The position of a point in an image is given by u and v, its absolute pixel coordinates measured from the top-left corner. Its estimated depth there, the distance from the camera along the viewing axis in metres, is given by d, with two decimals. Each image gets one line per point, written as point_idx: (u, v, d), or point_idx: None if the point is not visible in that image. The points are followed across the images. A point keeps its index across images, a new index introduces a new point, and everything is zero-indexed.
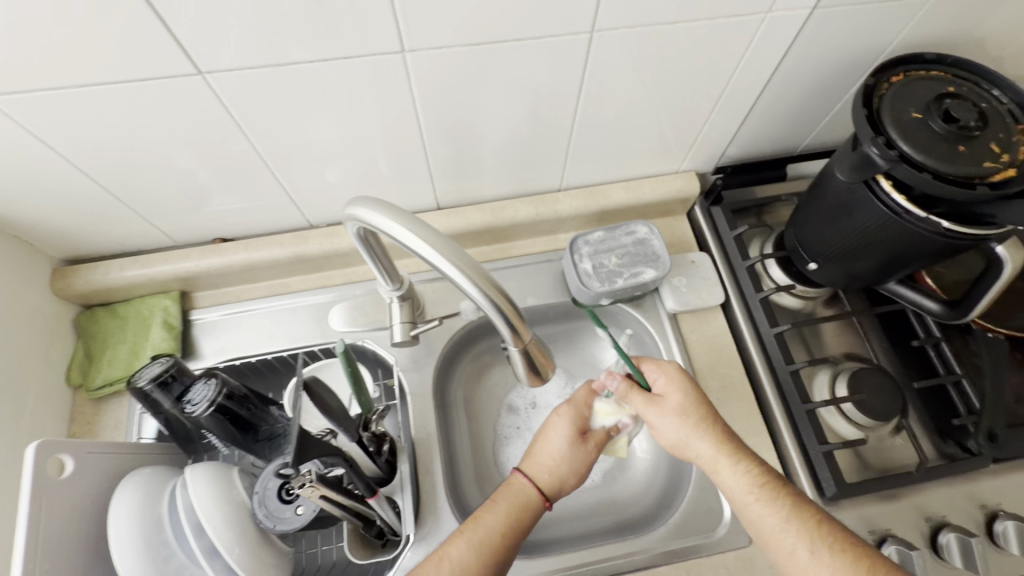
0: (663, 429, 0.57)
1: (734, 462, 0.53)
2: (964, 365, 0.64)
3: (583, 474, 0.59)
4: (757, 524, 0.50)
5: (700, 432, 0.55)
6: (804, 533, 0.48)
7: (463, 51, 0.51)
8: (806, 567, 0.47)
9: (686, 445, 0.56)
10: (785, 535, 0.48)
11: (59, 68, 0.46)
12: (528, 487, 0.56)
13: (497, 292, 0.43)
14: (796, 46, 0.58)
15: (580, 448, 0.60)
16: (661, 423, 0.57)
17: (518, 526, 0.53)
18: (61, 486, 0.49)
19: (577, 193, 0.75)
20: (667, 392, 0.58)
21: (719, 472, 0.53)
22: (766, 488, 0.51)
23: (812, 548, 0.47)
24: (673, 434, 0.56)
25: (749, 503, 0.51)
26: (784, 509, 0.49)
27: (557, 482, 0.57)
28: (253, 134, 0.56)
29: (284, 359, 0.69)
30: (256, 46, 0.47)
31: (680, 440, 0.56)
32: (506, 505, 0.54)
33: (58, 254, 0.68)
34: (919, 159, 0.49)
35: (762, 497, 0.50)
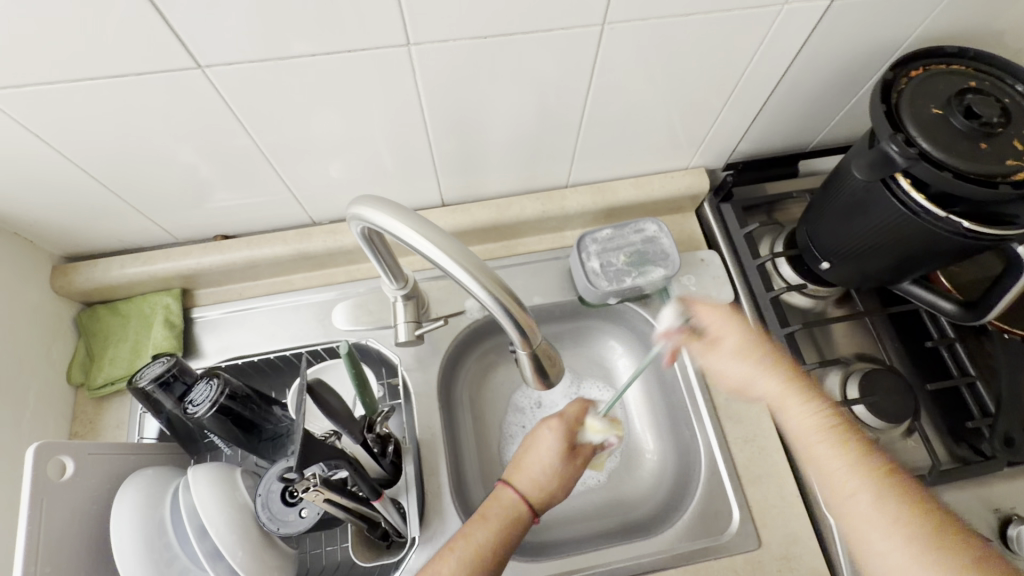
0: (727, 365, 0.55)
1: (803, 401, 0.51)
2: (978, 366, 0.63)
3: (566, 492, 0.57)
4: (818, 467, 0.48)
5: (764, 366, 0.53)
6: (869, 476, 0.45)
7: (469, 43, 0.50)
8: (864, 511, 0.44)
9: (750, 382, 0.54)
10: (846, 475, 0.46)
11: (55, 62, 0.44)
12: (518, 502, 0.54)
13: (505, 294, 0.41)
14: (812, 39, 0.57)
15: (569, 465, 0.57)
16: (724, 362, 0.55)
17: (506, 544, 0.51)
18: (61, 487, 0.48)
19: (585, 190, 0.73)
20: (721, 333, 0.56)
21: (786, 409, 0.51)
22: (836, 430, 0.48)
23: (876, 492, 0.44)
24: (738, 369, 0.55)
25: (813, 443, 0.49)
26: (850, 448, 0.47)
27: (547, 496, 0.55)
28: (255, 128, 0.55)
29: (287, 359, 0.68)
30: (258, 39, 0.46)
31: (744, 380, 0.54)
32: (494, 520, 0.52)
33: (57, 250, 0.67)
34: (940, 156, 0.48)
35: (831, 438, 0.48)
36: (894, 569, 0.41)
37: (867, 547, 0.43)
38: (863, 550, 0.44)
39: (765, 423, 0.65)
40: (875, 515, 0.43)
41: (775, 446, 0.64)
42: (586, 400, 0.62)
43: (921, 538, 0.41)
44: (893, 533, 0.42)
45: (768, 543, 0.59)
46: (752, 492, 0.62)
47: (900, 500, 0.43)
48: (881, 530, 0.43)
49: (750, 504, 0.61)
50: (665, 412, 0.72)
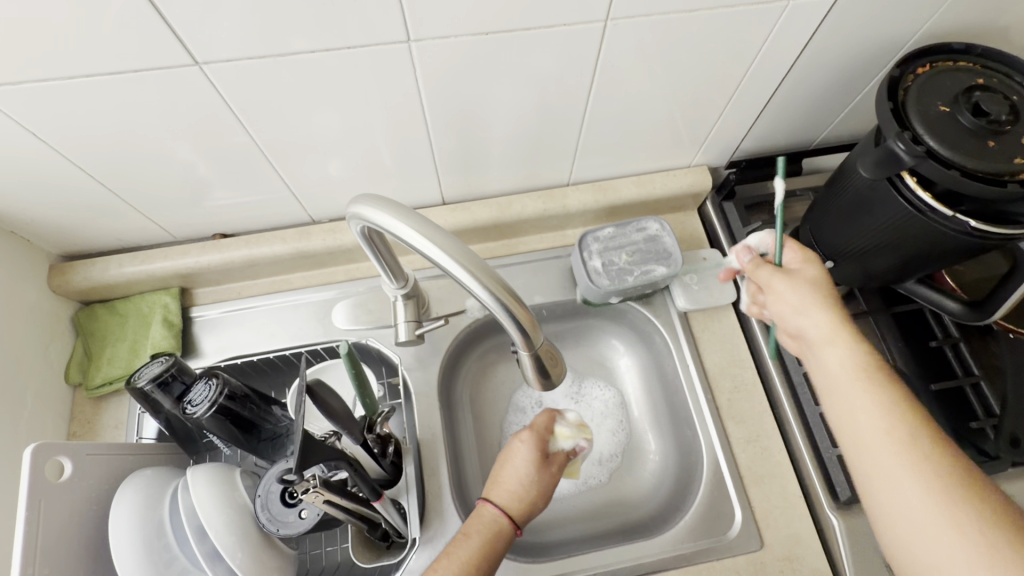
0: (783, 294, 0.53)
1: (843, 342, 0.48)
2: (983, 366, 0.63)
3: (546, 500, 0.57)
4: (842, 405, 0.46)
5: (816, 302, 0.51)
6: (907, 423, 0.43)
7: (470, 40, 0.49)
8: (881, 454, 0.43)
9: (801, 314, 0.51)
10: (876, 417, 0.44)
11: (51, 59, 0.44)
12: (500, 515, 0.53)
13: (507, 294, 0.40)
14: (818, 35, 0.56)
15: (543, 472, 0.57)
16: (783, 289, 0.53)
17: (491, 560, 0.50)
18: (59, 488, 0.48)
19: (586, 188, 0.73)
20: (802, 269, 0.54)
21: (825, 345, 0.49)
22: (876, 374, 0.46)
23: (899, 437, 0.42)
24: (795, 298, 0.52)
25: (848, 383, 0.46)
26: (888, 394, 0.44)
27: (526, 507, 0.55)
28: (253, 126, 0.55)
29: (286, 358, 0.68)
30: (256, 36, 0.45)
31: (794, 312, 0.52)
32: (477, 535, 0.52)
33: (54, 249, 0.66)
34: (947, 155, 0.47)
35: (868, 378, 0.45)
36: (899, 505, 0.41)
37: (876, 485, 0.43)
38: (870, 490, 0.43)
39: (768, 424, 0.65)
40: (898, 461, 0.42)
41: (778, 446, 0.63)
42: (553, 411, 0.63)
43: (934, 488, 0.40)
44: (906, 479, 0.41)
45: (771, 544, 0.59)
46: (754, 492, 0.61)
47: (933, 454, 0.41)
48: (893, 474, 0.42)
49: (753, 505, 0.61)
50: (666, 412, 0.72)
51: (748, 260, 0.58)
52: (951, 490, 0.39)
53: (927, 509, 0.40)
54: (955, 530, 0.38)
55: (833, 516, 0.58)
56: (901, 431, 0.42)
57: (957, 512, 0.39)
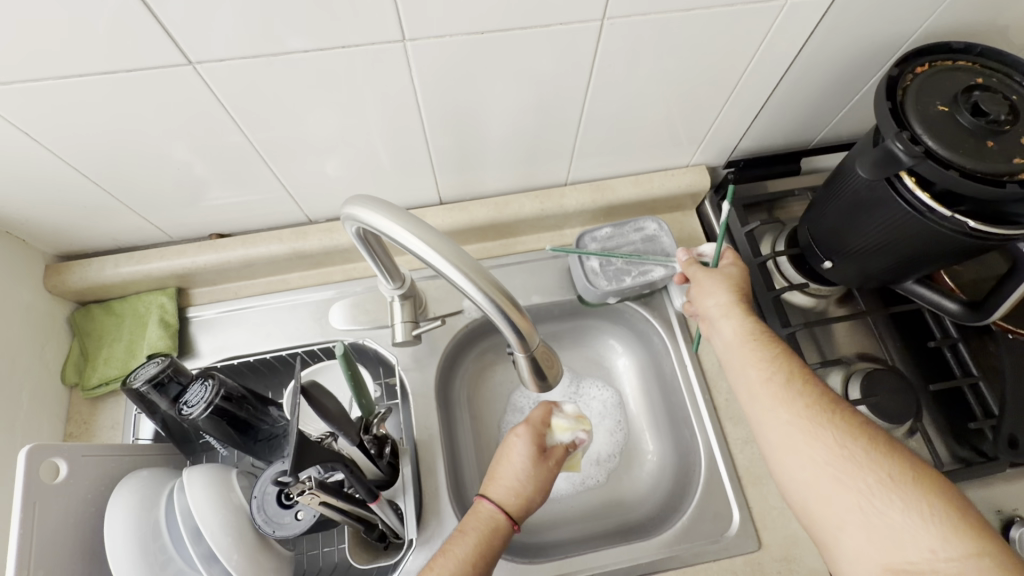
0: (698, 279, 0.60)
1: (739, 314, 0.56)
2: (982, 366, 0.62)
3: (545, 494, 0.57)
4: (738, 366, 0.53)
5: (723, 285, 0.58)
6: (785, 372, 0.50)
7: (465, 39, 0.49)
8: (767, 398, 0.49)
9: (705, 298, 0.59)
10: (761, 371, 0.51)
11: (45, 60, 0.44)
12: (498, 514, 0.53)
13: (500, 294, 0.40)
14: (817, 34, 0.56)
15: (539, 466, 0.57)
16: (701, 274, 0.60)
17: (488, 560, 0.50)
18: (54, 491, 0.48)
19: (584, 188, 0.72)
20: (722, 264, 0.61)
21: (723, 317, 0.56)
22: (761, 337, 0.53)
23: (779, 380, 0.49)
24: (705, 281, 0.59)
25: (740, 347, 0.54)
26: (771, 353, 0.52)
27: (523, 503, 0.55)
28: (248, 126, 0.54)
29: (283, 358, 0.68)
30: (251, 37, 0.45)
31: (700, 294, 0.60)
32: (474, 533, 0.52)
33: (50, 249, 0.66)
34: (946, 155, 0.47)
35: (753, 340, 0.53)
36: (781, 439, 0.47)
37: (765, 427, 0.49)
38: (763, 435, 0.49)
39: None
40: (778, 406, 0.48)
41: None
42: (550, 403, 0.63)
43: (804, 416, 0.47)
44: (784, 414, 0.48)
45: (768, 545, 0.58)
46: (752, 493, 0.61)
47: (808, 394, 0.48)
48: (776, 413, 0.48)
49: (750, 505, 0.60)
50: (664, 412, 0.72)
51: (685, 257, 0.63)
52: (824, 421, 0.46)
53: (797, 434, 0.46)
54: (823, 446, 0.45)
55: None
56: (780, 378, 0.49)
57: (829, 437, 0.45)
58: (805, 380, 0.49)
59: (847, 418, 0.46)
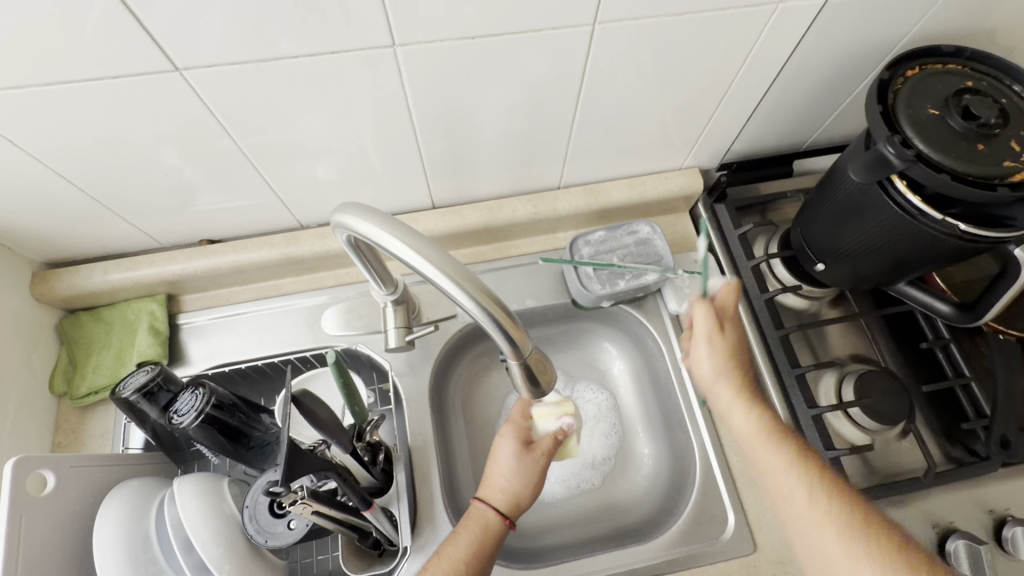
0: (701, 360, 0.58)
1: (750, 406, 0.53)
2: (974, 367, 0.63)
3: (537, 486, 0.57)
4: (758, 468, 0.51)
5: (725, 371, 0.56)
6: (809, 477, 0.47)
7: (457, 44, 0.48)
8: (797, 509, 0.46)
9: (711, 384, 0.57)
10: (784, 478, 0.48)
11: (27, 66, 0.43)
12: (493, 514, 0.53)
13: (492, 303, 0.39)
14: (808, 38, 0.56)
15: (526, 458, 0.58)
16: (701, 355, 0.58)
17: (488, 562, 0.50)
18: (42, 503, 0.47)
19: (577, 191, 0.72)
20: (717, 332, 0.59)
21: (732, 412, 0.54)
22: (775, 432, 0.51)
23: (806, 489, 0.47)
24: (709, 366, 0.57)
25: (754, 445, 0.51)
26: (787, 451, 0.49)
27: (516, 501, 0.55)
28: (238, 131, 0.54)
29: (275, 365, 0.67)
30: (238, 42, 0.44)
31: (707, 379, 0.57)
32: (468, 532, 0.52)
33: (38, 257, 0.65)
34: (937, 158, 0.47)
35: (769, 437, 0.51)
36: (819, 557, 0.44)
37: (800, 543, 0.46)
38: (799, 550, 0.46)
39: None
40: (808, 519, 0.45)
41: None
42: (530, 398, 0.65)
43: (839, 531, 0.44)
44: (817, 530, 0.45)
45: (764, 547, 0.58)
46: (748, 496, 0.61)
47: (836, 505, 0.45)
48: (808, 526, 0.45)
49: (746, 509, 0.60)
50: (659, 415, 0.72)
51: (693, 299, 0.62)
52: (860, 537, 0.43)
53: (835, 553, 0.43)
54: (866, 567, 0.41)
55: None
56: (806, 488, 0.47)
57: (869, 558, 0.42)
58: (831, 488, 0.46)
59: (884, 532, 0.43)
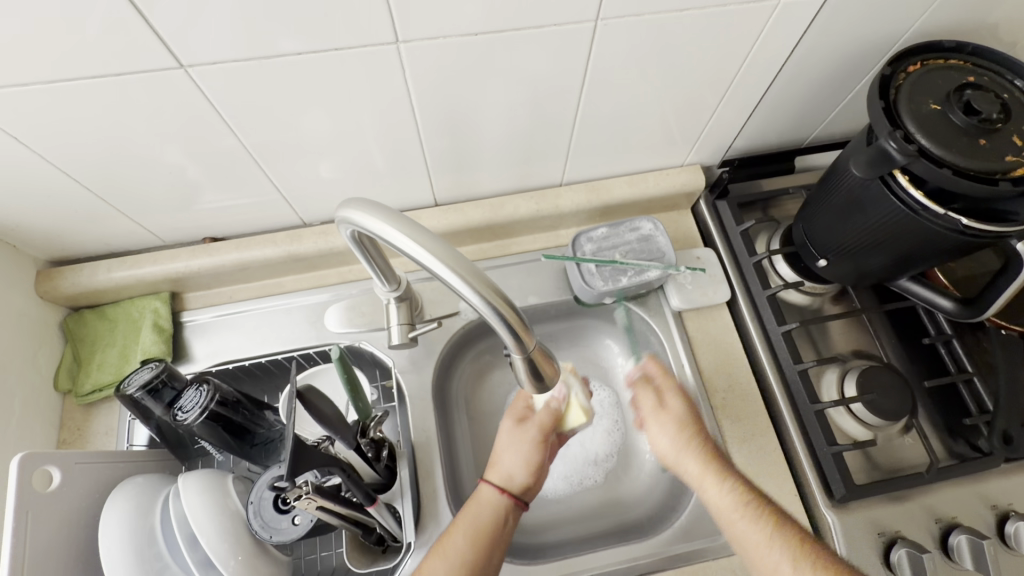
0: (660, 437, 0.58)
1: (720, 480, 0.53)
2: (976, 363, 0.63)
3: (531, 459, 0.59)
4: (742, 545, 0.50)
5: (688, 445, 0.56)
6: (796, 552, 0.47)
7: (460, 41, 0.49)
8: None
9: (675, 459, 0.56)
10: (771, 555, 0.48)
11: (31, 63, 0.43)
12: (494, 493, 0.56)
13: (498, 298, 0.39)
14: (809, 34, 0.56)
15: (521, 432, 0.60)
16: (657, 432, 0.58)
17: (496, 539, 0.54)
18: (48, 499, 0.47)
19: (579, 188, 0.72)
20: (669, 402, 0.60)
21: (705, 489, 0.53)
22: (751, 504, 0.51)
23: (795, 563, 0.46)
24: (670, 442, 0.57)
25: (732, 521, 0.50)
26: (768, 524, 0.49)
27: (515, 477, 0.58)
28: (241, 128, 0.54)
29: (278, 362, 0.68)
30: (242, 38, 0.45)
31: (671, 453, 0.57)
32: (464, 518, 0.55)
33: (42, 254, 0.65)
34: (939, 153, 0.47)
35: (745, 510, 0.50)
36: None
37: None
38: None
39: (762, 422, 0.65)
40: None
41: (772, 444, 0.64)
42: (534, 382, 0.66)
43: None
44: None
45: None
46: None
47: None
48: None
49: None
50: None
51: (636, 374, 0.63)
52: None
53: None
54: None
55: (830, 514, 0.58)
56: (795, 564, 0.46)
57: None
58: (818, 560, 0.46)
59: None
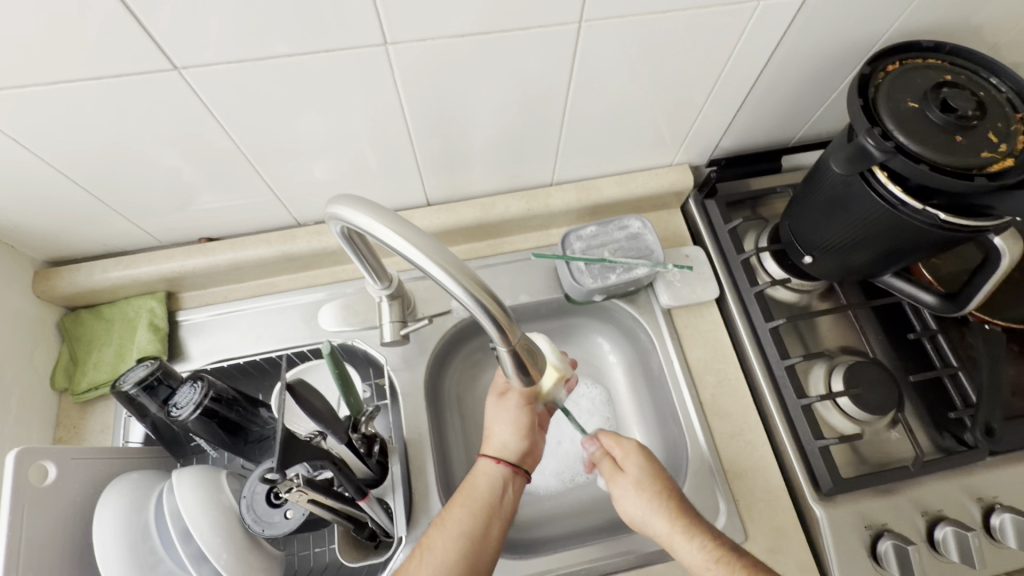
0: (627, 506, 0.57)
1: (689, 537, 0.52)
2: (960, 357, 0.64)
3: (518, 425, 0.59)
4: None
5: (655, 506, 0.55)
6: None
7: (447, 42, 0.50)
8: None
9: (645, 521, 0.55)
10: None
11: (29, 66, 0.44)
12: (491, 465, 0.57)
13: (482, 291, 0.40)
14: (789, 34, 0.57)
15: (505, 402, 0.61)
16: (622, 497, 0.57)
17: (497, 511, 0.54)
18: (43, 495, 0.48)
19: (569, 188, 0.73)
20: (628, 464, 0.58)
21: (677, 548, 0.52)
22: (725, 562, 0.50)
23: None
24: (637, 508, 0.56)
25: None
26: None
27: (510, 447, 0.58)
28: (235, 130, 0.55)
29: (272, 360, 0.68)
30: (235, 41, 0.46)
31: (641, 517, 0.55)
32: (463, 490, 0.56)
33: (39, 255, 0.66)
34: (916, 149, 0.48)
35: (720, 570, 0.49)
36: None
37: None
38: None
39: (752, 418, 0.65)
40: None
41: (761, 440, 0.64)
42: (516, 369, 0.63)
43: None
44: None
45: (755, 537, 0.59)
46: (739, 486, 0.62)
47: None
48: None
49: (736, 497, 0.61)
50: (652, 410, 0.73)
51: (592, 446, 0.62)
52: None
53: None
54: None
55: (817, 507, 0.58)
56: None
57: None
58: None
59: None
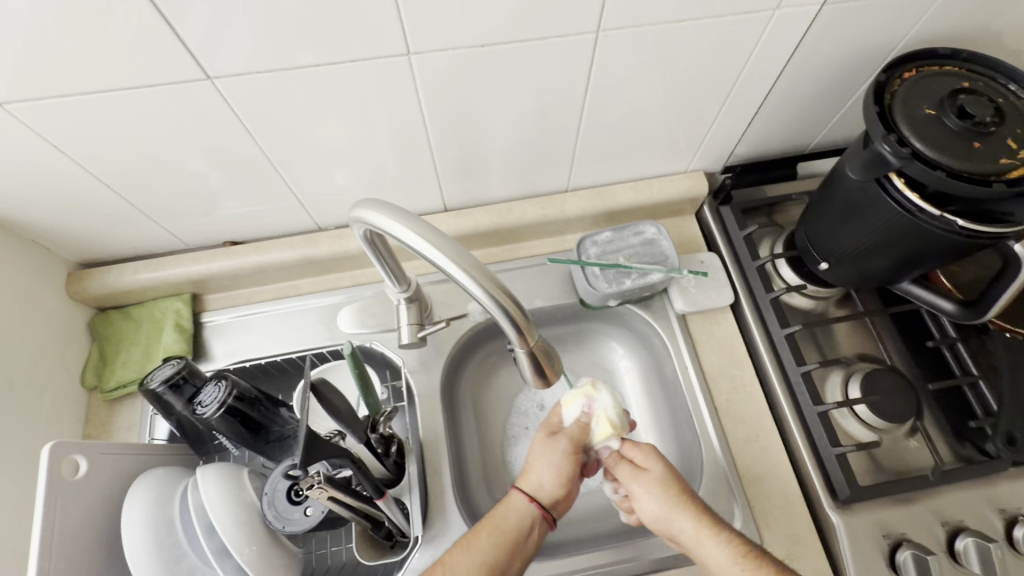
0: (647, 503, 0.57)
1: (715, 535, 0.52)
2: (979, 366, 0.63)
3: (566, 478, 0.59)
4: None
5: (678, 506, 0.55)
6: None
7: (468, 53, 0.51)
8: None
9: (668, 521, 0.55)
10: None
11: (72, 77, 0.47)
12: (523, 500, 0.57)
13: (503, 294, 0.41)
14: (804, 42, 0.58)
15: (550, 444, 0.61)
16: (645, 496, 0.57)
17: (519, 548, 0.54)
18: (73, 489, 0.49)
19: (584, 194, 0.74)
20: (649, 465, 0.59)
21: (702, 547, 0.52)
22: (750, 559, 0.50)
23: None
24: (658, 506, 0.56)
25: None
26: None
27: (546, 488, 0.59)
28: (262, 137, 0.57)
29: (293, 362, 0.70)
30: (264, 53, 0.48)
31: (663, 516, 0.56)
32: (493, 526, 0.55)
33: (73, 257, 0.69)
34: (932, 156, 0.48)
35: (746, 566, 0.49)
36: None
37: None
38: None
39: (767, 424, 0.65)
40: None
41: (776, 447, 0.64)
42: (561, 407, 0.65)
43: None
44: None
45: (771, 543, 0.59)
46: (754, 492, 0.62)
47: None
48: None
49: (752, 504, 0.61)
50: (667, 416, 0.73)
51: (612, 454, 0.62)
52: None
53: None
54: None
55: (834, 515, 0.58)
56: None
57: None
58: None
59: None
